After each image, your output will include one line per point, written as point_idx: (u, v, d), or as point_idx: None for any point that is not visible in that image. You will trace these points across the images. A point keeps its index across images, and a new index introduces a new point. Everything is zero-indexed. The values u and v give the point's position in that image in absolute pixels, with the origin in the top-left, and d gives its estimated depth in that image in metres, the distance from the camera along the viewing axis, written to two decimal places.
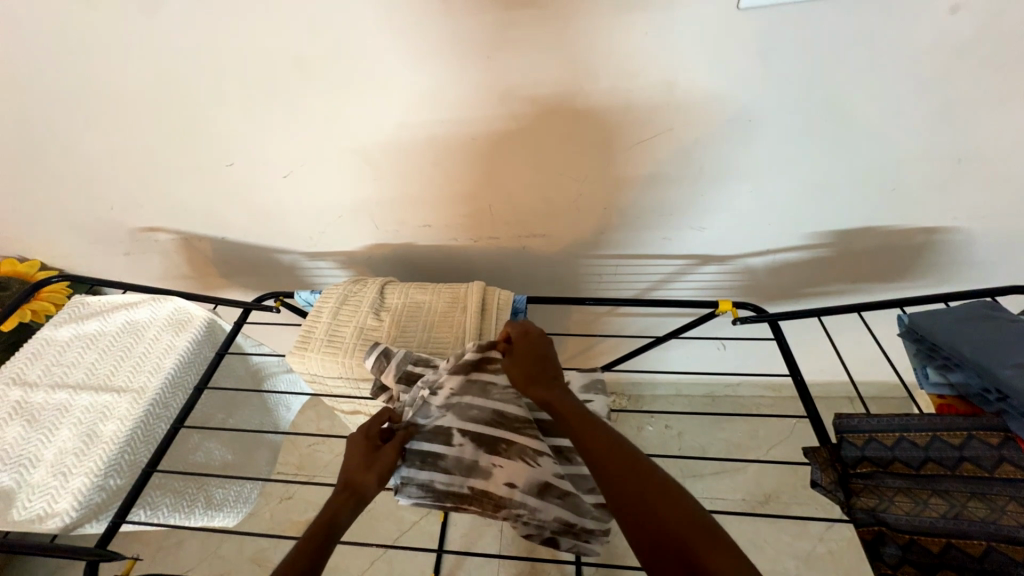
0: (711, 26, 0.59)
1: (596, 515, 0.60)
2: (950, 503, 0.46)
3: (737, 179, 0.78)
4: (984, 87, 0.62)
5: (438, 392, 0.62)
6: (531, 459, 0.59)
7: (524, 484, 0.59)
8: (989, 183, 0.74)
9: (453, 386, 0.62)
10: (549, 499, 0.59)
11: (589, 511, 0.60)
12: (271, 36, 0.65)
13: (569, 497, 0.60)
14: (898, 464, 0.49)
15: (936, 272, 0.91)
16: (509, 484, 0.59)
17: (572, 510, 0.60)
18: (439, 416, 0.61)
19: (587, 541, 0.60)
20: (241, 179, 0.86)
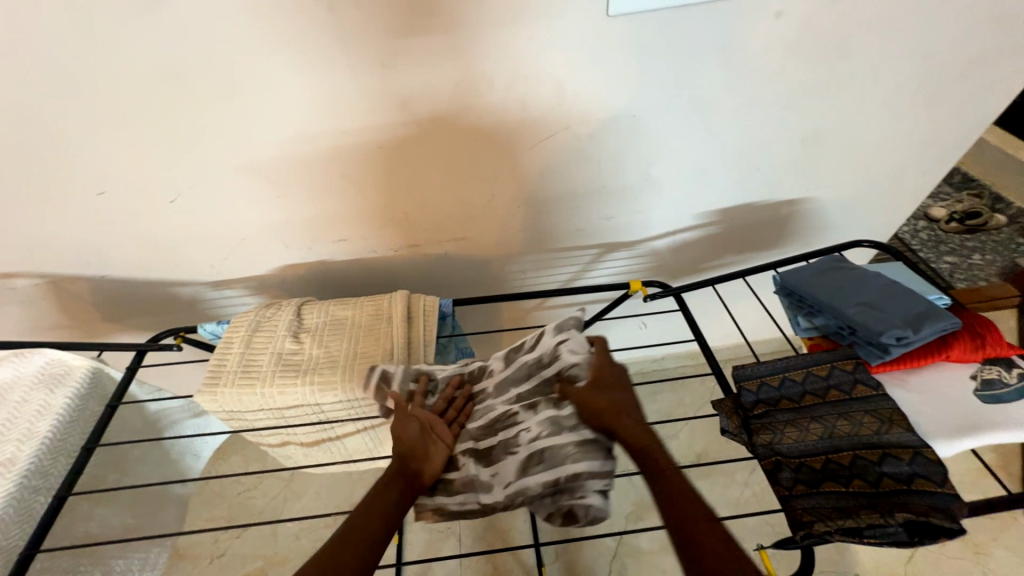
0: (588, 33, 0.65)
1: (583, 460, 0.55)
2: (823, 425, 0.54)
3: (634, 168, 0.85)
4: (812, 79, 0.75)
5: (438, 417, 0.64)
6: (513, 448, 0.60)
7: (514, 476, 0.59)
8: (829, 158, 0.88)
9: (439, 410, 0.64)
10: (535, 468, 0.57)
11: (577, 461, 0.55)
12: (138, 47, 0.60)
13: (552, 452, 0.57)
14: (783, 402, 0.57)
15: (803, 237, 1.07)
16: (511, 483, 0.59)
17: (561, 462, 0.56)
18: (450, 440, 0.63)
19: (585, 496, 0.55)
20: (116, 210, 0.77)
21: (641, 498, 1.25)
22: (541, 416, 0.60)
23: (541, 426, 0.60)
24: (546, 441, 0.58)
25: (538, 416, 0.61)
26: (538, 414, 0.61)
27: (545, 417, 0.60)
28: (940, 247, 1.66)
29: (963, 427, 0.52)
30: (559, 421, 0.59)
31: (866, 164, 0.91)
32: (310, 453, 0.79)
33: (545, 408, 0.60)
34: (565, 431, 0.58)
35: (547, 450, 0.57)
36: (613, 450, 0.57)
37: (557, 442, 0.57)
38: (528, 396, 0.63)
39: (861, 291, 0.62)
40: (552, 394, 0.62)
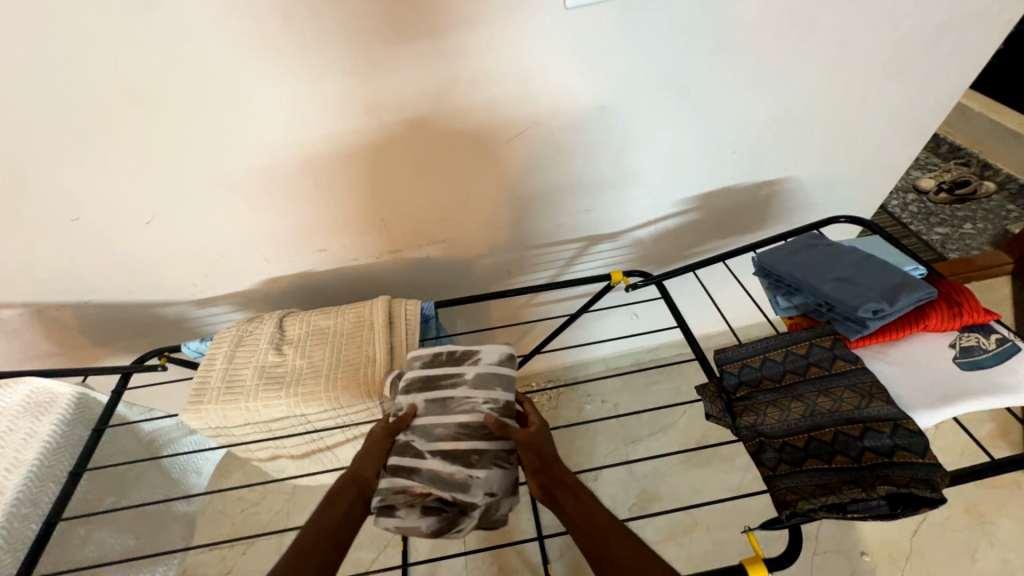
0: (550, 27, 0.65)
1: (429, 487, 0.56)
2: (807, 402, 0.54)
3: (610, 158, 0.84)
4: (778, 58, 0.75)
5: (406, 462, 0.58)
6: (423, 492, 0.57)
7: (439, 514, 0.55)
8: (804, 136, 0.88)
9: (428, 433, 0.60)
10: (435, 512, 0.55)
11: (400, 504, 0.55)
12: (99, 69, 0.60)
13: (438, 475, 0.57)
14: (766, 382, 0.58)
15: (788, 218, 1.06)
16: (442, 516, 0.55)
17: (434, 485, 0.57)
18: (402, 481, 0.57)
19: (471, 493, 0.57)
20: (94, 235, 0.77)
21: (643, 489, 1.25)
22: (428, 458, 0.58)
23: (433, 457, 0.58)
24: (429, 465, 0.58)
25: (417, 442, 0.60)
26: (421, 441, 0.60)
27: (419, 444, 0.60)
28: (930, 220, 1.65)
29: (947, 397, 0.51)
30: (397, 459, 0.58)
31: (842, 139, 0.90)
32: (303, 464, 0.79)
33: (430, 453, 0.59)
34: (414, 460, 0.58)
35: (450, 473, 0.57)
36: (484, 458, 0.58)
37: (441, 466, 0.57)
38: (431, 426, 0.61)
39: (837, 266, 0.61)
40: (432, 430, 0.60)
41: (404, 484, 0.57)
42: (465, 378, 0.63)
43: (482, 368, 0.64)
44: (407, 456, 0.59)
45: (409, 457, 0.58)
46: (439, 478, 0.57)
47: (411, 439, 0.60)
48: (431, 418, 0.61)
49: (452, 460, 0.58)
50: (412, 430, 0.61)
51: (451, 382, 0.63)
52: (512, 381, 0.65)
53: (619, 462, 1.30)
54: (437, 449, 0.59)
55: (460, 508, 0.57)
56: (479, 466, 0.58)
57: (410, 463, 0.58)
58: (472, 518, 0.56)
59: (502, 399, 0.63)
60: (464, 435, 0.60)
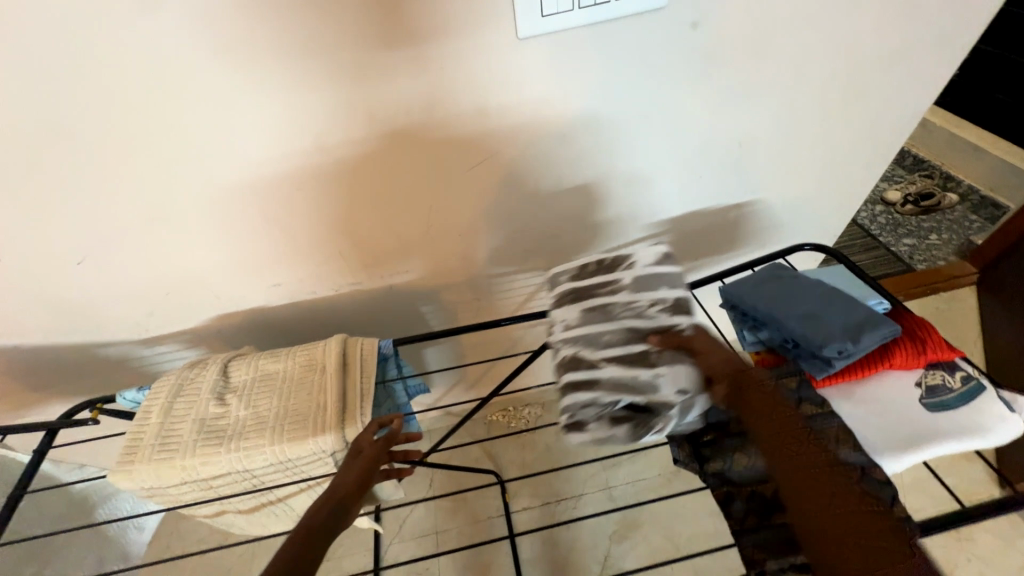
0: (503, 56, 0.63)
1: (616, 392, 0.57)
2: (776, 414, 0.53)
3: (574, 185, 0.82)
4: (738, 85, 0.74)
5: (577, 375, 0.59)
6: (602, 402, 0.57)
7: (625, 419, 0.56)
8: (768, 160, 0.88)
9: (586, 346, 0.61)
10: (624, 415, 0.56)
11: (591, 419, 0.57)
12: (14, 104, 0.55)
13: (620, 381, 0.58)
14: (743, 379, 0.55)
15: (758, 239, 1.06)
16: (632, 418, 0.56)
17: (618, 390, 0.57)
18: (582, 397, 0.58)
19: (659, 391, 0.56)
20: (21, 275, 0.71)
21: (623, 516, 1.22)
22: (608, 365, 0.59)
23: (608, 365, 0.59)
24: (607, 372, 0.59)
25: (586, 355, 0.61)
26: (591, 351, 0.61)
27: (589, 355, 0.60)
28: (899, 231, 1.68)
29: (911, 441, 0.50)
30: (577, 375, 0.60)
31: (806, 162, 0.90)
32: (254, 519, 0.74)
33: (608, 362, 0.59)
34: (592, 371, 0.59)
35: (633, 376, 0.58)
36: (683, 355, 0.58)
37: (621, 372, 0.58)
38: (593, 338, 0.62)
39: (802, 300, 0.60)
40: (597, 340, 0.62)
41: (589, 397, 0.58)
42: (630, 283, 0.65)
43: (638, 271, 0.66)
44: (580, 369, 0.60)
45: (586, 368, 0.60)
46: (622, 382, 0.58)
47: (580, 351, 0.61)
48: (588, 331, 0.62)
49: (632, 364, 0.59)
50: (582, 342, 0.62)
51: (611, 290, 0.65)
52: (673, 278, 0.65)
53: (599, 488, 1.27)
54: (611, 355, 0.60)
55: (654, 411, 0.56)
56: (661, 364, 0.58)
57: (579, 378, 0.59)
58: (670, 417, 0.56)
59: (670, 299, 0.63)
60: (637, 339, 0.60)
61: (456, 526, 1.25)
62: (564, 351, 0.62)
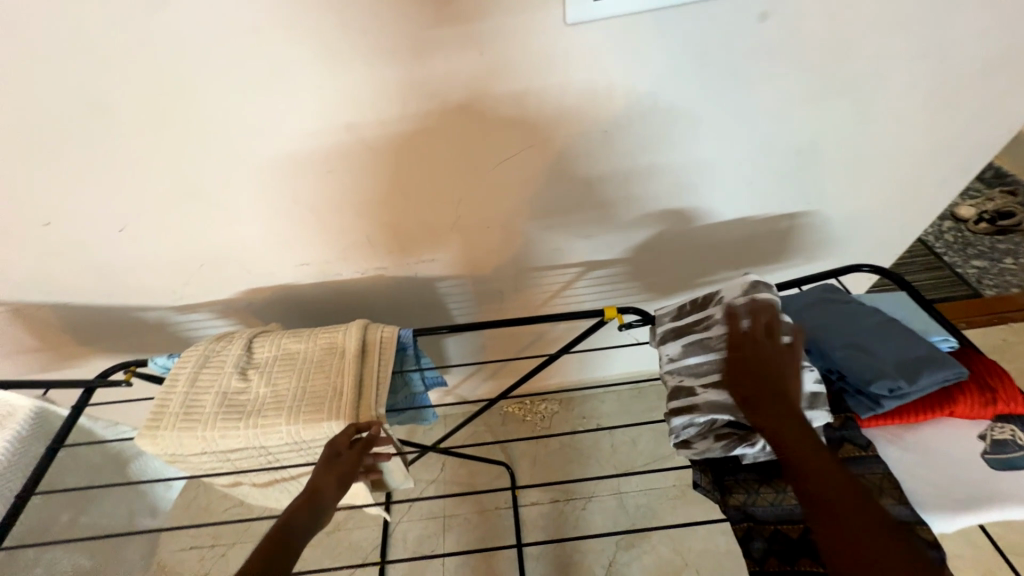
0: (546, 42, 0.59)
1: (715, 416, 0.54)
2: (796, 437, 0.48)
3: (612, 183, 0.78)
4: (803, 85, 0.67)
5: (682, 400, 0.58)
6: (703, 425, 0.56)
7: (731, 439, 0.54)
8: (829, 169, 0.80)
9: (684, 373, 0.59)
10: (727, 439, 0.54)
11: (696, 439, 0.56)
12: (60, 73, 0.56)
13: (719, 404, 0.55)
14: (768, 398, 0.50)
15: (807, 252, 0.98)
16: (738, 441, 0.53)
17: (719, 413, 0.54)
18: (683, 424, 0.57)
19: None
20: (69, 238, 0.75)
21: (633, 523, 1.20)
22: (707, 392, 0.56)
23: (707, 391, 0.56)
24: (705, 396, 0.56)
25: (687, 381, 0.58)
26: (690, 379, 0.58)
27: (690, 382, 0.58)
28: (967, 251, 1.53)
29: (967, 501, 0.46)
30: (679, 402, 0.58)
31: (872, 173, 0.82)
32: (269, 491, 0.76)
33: (705, 388, 0.56)
34: (690, 398, 0.57)
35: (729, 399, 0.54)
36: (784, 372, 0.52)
37: (717, 397, 0.55)
38: (692, 366, 0.59)
39: (853, 328, 0.54)
40: (695, 369, 0.58)
41: (689, 420, 0.56)
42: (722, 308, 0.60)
43: (729, 300, 0.60)
44: (683, 395, 0.58)
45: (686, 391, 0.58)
46: (719, 405, 0.54)
47: (679, 378, 0.59)
48: (685, 360, 0.60)
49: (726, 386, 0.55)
50: (679, 371, 0.60)
51: (706, 325, 0.61)
52: (768, 300, 0.57)
53: (610, 492, 1.25)
54: (709, 381, 0.57)
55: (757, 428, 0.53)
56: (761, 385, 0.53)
57: (681, 402, 0.57)
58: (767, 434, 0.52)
59: (761, 326, 0.56)
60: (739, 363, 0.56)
61: (464, 512, 1.26)
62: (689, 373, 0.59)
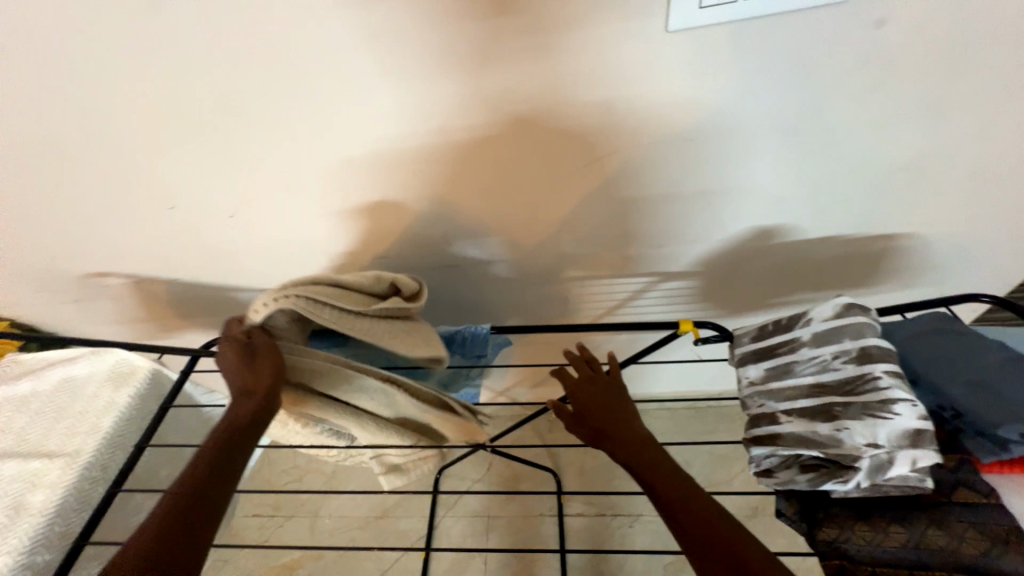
0: (643, 47, 0.59)
1: (799, 449, 0.51)
2: (643, 457, 0.60)
3: (694, 195, 0.76)
4: (922, 95, 0.62)
5: (762, 430, 0.54)
6: (786, 459, 0.52)
7: (814, 475, 0.50)
8: (940, 189, 0.74)
9: (764, 401, 0.56)
10: (810, 475, 0.50)
11: (777, 469, 0.53)
12: (199, 75, 0.63)
13: (803, 436, 0.51)
14: (615, 432, 0.63)
15: (902, 277, 0.91)
16: (824, 479, 0.49)
17: (804, 446, 0.51)
18: (759, 453, 0.54)
19: (849, 449, 0.48)
20: (189, 221, 0.83)
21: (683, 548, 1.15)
22: (791, 422, 0.53)
23: (792, 422, 0.53)
24: (787, 427, 0.53)
25: (768, 407, 0.55)
26: (771, 406, 0.55)
27: (772, 407, 0.55)
28: None
29: None
30: (758, 430, 0.55)
31: (988, 197, 0.75)
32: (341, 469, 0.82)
33: (789, 418, 0.53)
34: (769, 427, 0.54)
35: (814, 432, 0.51)
36: (877, 410, 0.49)
37: (804, 428, 0.52)
38: (775, 393, 0.56)
39: (975, 361, 0.50)
40: (777, 397, 0.55)
41: (770, 451, 0.53)
42: (806, 335, 0.57)
43: (817, 325, 0.57)
44: (762, 423, 0.55)
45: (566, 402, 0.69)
46: (804, 438, 0.51)
47: (760, 406, 0.56)
48: (768, 388, 0.57)
49: (814, 417, 0.52)
50: (759, 396, 0.57)
51: (791, 347, 0.57)
52: (865, 328, 0.54)
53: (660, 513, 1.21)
54: (794, 410, 0.53)
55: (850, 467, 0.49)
56: (852, 418, 0.49)
57: (762, 431, 0.54)
58: (863, 471, 0.48)
59: (854, 349, 0.53)
60: (829, 394, 0.52)
61: (508, 514, 1.27)
62: (770, 402, 0.56)
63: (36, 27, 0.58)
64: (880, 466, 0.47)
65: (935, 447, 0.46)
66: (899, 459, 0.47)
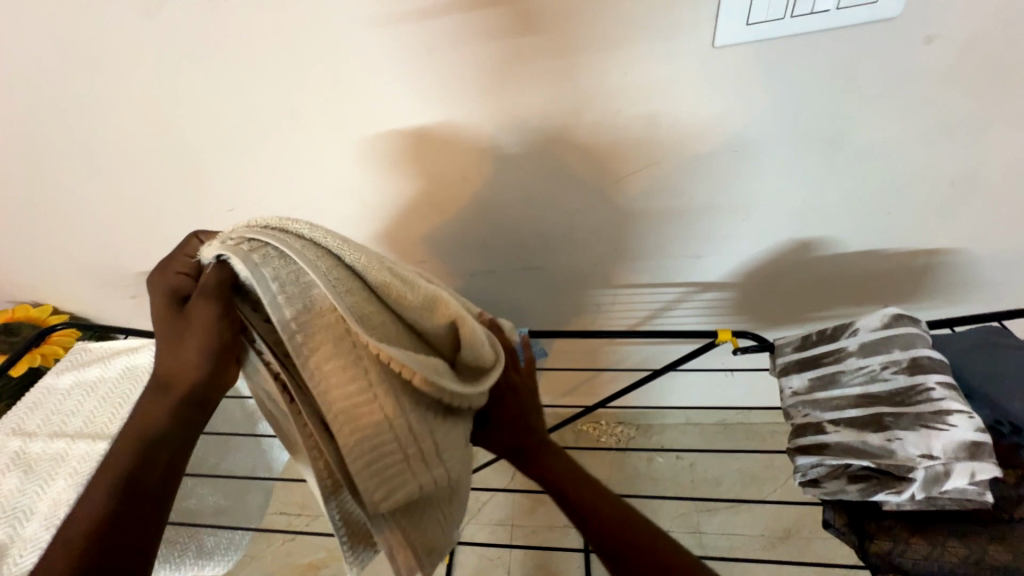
0: (691, 59, 0.61)
1: (849, 459, 0.51)
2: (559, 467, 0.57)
3: (734, 205, 0.77)
4: (973, 110, 0.62)
5: (807, 439, 0.54)
6: (834, 469, 0.52)
7: (865, 486, 0.50)
8: (989, 206, 0.73)
9: (809, 410, 0.56)
10: (860, 486, 0.51)
11: (824, 479, 0.53)
12: (269, 86, 0.68)
13: (853, 446, 0.52)
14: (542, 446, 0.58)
15: (946, 296, 0.89)
16: (876, 490, 0.50)
17: (854, 457, 0.51)
18: (806, 463, 0.54)
19: (903, 461, 0.49)
20: (241, 221, 0.87)
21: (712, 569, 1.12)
22: (839, 432, 0.53)
23: (840, 432, 0.53)
24: (836, 437, 0.53)
25: (814, 417, 0.55)
26: (816, 415, 0.55)
27: (817, 417, 0.55)
28: None
29: None
30: (803, 440, 0.55)
31: None
32: None
33: (837, 428, 0.53)
34: (816, 436, 0.54)
35: (865, 442, 0.51)
36: (930, 420, 0.49)
37: (854, 438, 0.52)
38: (821, 403, 0.56)
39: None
40: (823, 407, 0.55)
41: (817, 460, 0.53)
42: (853, 345, 0.57)
43: (864, 336, 0.57)
44: (808, 432, 0.55)
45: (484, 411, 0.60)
46: (855, 449, 0.51)
47: (805, 415, 0.56)
48: (813, 398, 0.56)
49: (864, 427, 0.52)
50: (803, 405, 0.57)
51: (836, 357, 0.57)
52: (914, 339, 0.54)
53: (688, 530, 1.19)
54: (842, 421, 0.54)
55: (902, 477, 0.49)
56: (905, 429, 0.50)
57: (809, 440, 0.54)
58: (918, 483, 0.48)
59: (904, 359, 0.54)
60: (879, 404, 0.53)
61: (532, 524, 1.26)
62: (815, 411, 0.56)
63: (130, 40, 0.64)
64: (936, 479, 0.48)
65: (992, 459, 0.47)
66: (956, 471, 0.47)
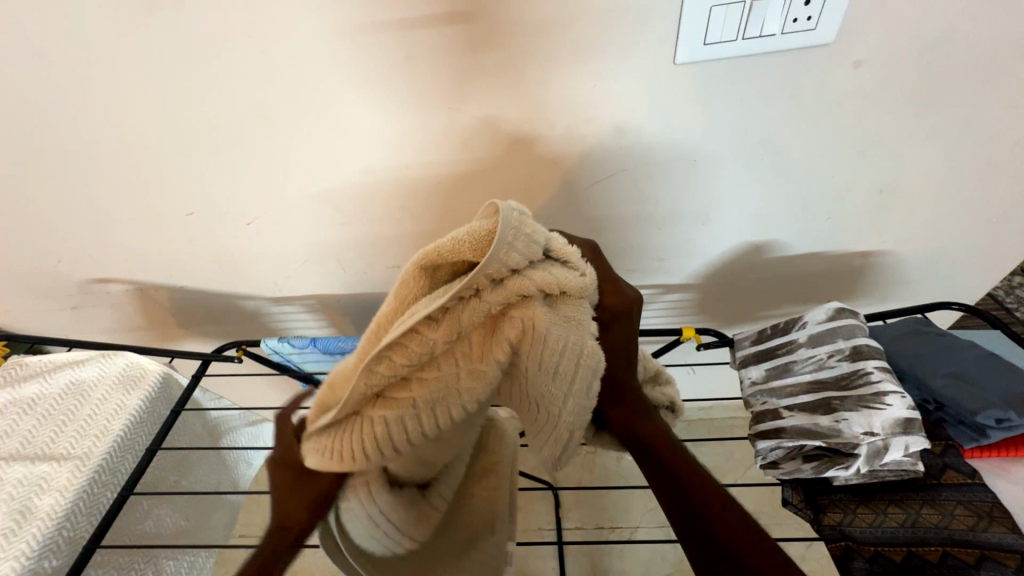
0: (653, 75, 0.65)
1: (803, 440, 0.56)
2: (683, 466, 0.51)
3: (695, 210, 0.82)
4: (895, 127, 0.71)
5: (766, 425, 0.59)
6: (789, 449, 0.57)
7: (817, 463, 0.55)
8: (911, 212, 0.82)
9: (768, 398, 0.61)
10: (812, 463, 0.56)
11: (782, 460, 0.58)
12: (231, 87, 0.65)
13: (805, 428, 0.57)
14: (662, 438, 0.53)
15: (878, 293, 0.99)
16: (826, 466, 0.55)
17: (807, 437, 0.56)
18: (767, 446, 0.59)
19: (849, 438, 0.54)
20: (202, 227, 0.83)
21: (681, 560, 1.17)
22: (793, 416, 0.58)
23: (794, 416, 0.58)
24: (790, 421, 0.58)
25: (771, 404, 0.61)
26: (774, 402, 0.61)
27: (774, 404, 0.61)
28: None
29: None
30: (763, 425, 0.60)
31: (951, 221, 0.84)
32: None
33: (793, 413, 0.58)
34: (774, 422, 0.59)
35: (815, 424, 0.56)
36: (871, 401, 0.55)
37: (806, 421, 0.57)
38: (778, 391, 0.61)
39: (952, 359, 0.59)
40: (781, 395, 0.61)
41: (775, 443, 0.58)
42: (803, 337, 0.63)
43: (811, 329, 0.63)
44: (767, 418, 0.60)
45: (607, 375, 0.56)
46: (807, 430, 0.56)
47: (765, 403, 0.61)
48: (772, 387, 0.62)
49: (814, 411, 0.57)
50: (762, 394, 0.62)
51: (789, 349, 0.63)
52: (855, 330, 0.61)
53: (658, 525, 1.23)
54: (796, 406, 0.59)
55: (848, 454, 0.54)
56: (849, 410, 0.55)
57: (768, 426, 0.59)
58: (861, 458, 0.53)
59: (846, 348, 0.60)
60: (826, 389, 0.58)
61: None
62: (772, 399, 0.61)
63: (70, 32, 0.59)
64: (876, 452, 0.53)
65: (922, 433, 0.52)
66: (894, 445, 0.52)
